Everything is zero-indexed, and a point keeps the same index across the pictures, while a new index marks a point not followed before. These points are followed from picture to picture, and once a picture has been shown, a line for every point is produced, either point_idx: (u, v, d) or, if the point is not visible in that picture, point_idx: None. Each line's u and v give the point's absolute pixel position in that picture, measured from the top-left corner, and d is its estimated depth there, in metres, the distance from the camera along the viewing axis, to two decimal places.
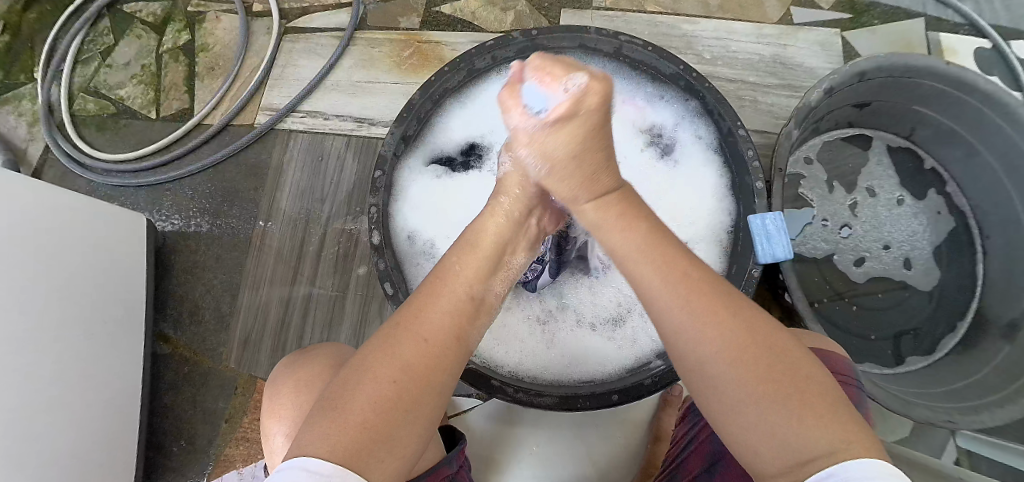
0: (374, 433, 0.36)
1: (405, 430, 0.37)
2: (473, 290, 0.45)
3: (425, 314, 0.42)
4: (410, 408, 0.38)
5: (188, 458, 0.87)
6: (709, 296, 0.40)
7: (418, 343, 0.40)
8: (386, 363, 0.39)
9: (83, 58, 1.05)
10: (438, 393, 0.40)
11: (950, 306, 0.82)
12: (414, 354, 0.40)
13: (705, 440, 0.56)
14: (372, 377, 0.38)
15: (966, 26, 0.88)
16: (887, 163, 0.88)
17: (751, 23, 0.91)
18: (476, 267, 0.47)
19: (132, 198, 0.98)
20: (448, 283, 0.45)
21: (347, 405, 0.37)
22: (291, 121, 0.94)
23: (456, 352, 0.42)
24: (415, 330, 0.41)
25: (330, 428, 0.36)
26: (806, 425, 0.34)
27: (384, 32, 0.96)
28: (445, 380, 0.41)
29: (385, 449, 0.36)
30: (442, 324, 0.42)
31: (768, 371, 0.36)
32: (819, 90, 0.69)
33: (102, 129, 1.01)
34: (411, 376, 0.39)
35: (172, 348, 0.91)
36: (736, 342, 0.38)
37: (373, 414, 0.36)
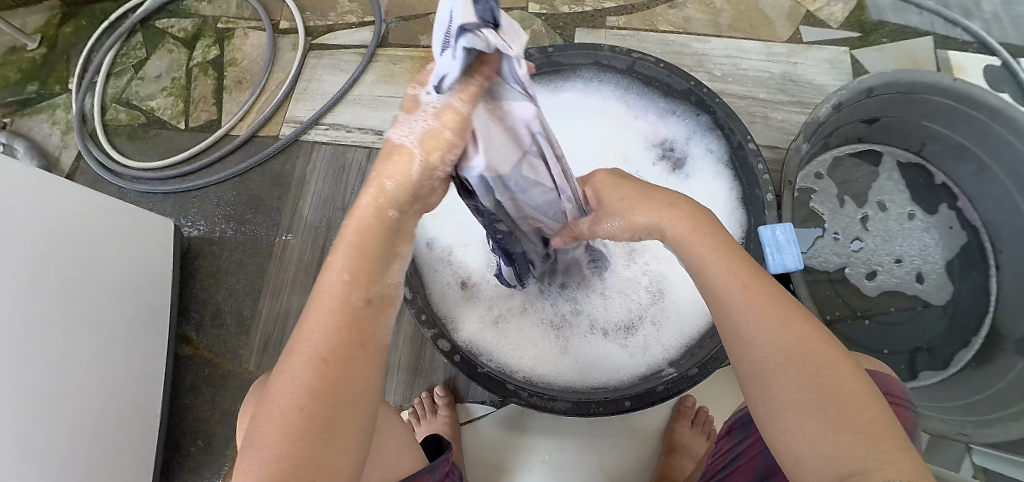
0: (297, 463, 0.34)
1: (331, 452, 0.35)
2: (358, 284, 0.39)
3: (310, 329, 0.37)
4: (327, 431, 0.35)
5: (205, 459, 0.90)
6: (768, 301, 0.40)
7: (314, 364, 0.36)
8: (290, 390, 0.36)
9: (116, 71, 1.09)
10: (355, 405, 0.37)
11: (963, 321, 0.83)
12: (311, 377, 0.36)
13: (754, 455, 0.54)
14: (281, 407, 0.35)
15: (975, 45, 0.90)
16: (898, 178, 0.89)
17: (762, 41, 0.93)
18: (359, 260, 0.39)
19: (159, 204, 1.02)
20: (327, 287, 0.38)
21: (261, 444, 0.35)
22: (314, 133, 0.98)
23: (366, 355, 0.38)
24: (305, 351, 0.37)
25: (255, 467, 0.34)
26: (849, 436, 0.33)
27: (405, 48, 1.00)
28: (358, 388, 0.37)
29: (320, 477, 0.34)
30: (330, 336, 0.37)
31: (820, 379, 0.36)
32: (827, 105, 0.71)
33: (132, 138, 1.06)
34: (314, 400, 0.35)
35: (194, 349, 0.94)
36: (790, 346, 0.37)
37: (286, 447, 0.34)
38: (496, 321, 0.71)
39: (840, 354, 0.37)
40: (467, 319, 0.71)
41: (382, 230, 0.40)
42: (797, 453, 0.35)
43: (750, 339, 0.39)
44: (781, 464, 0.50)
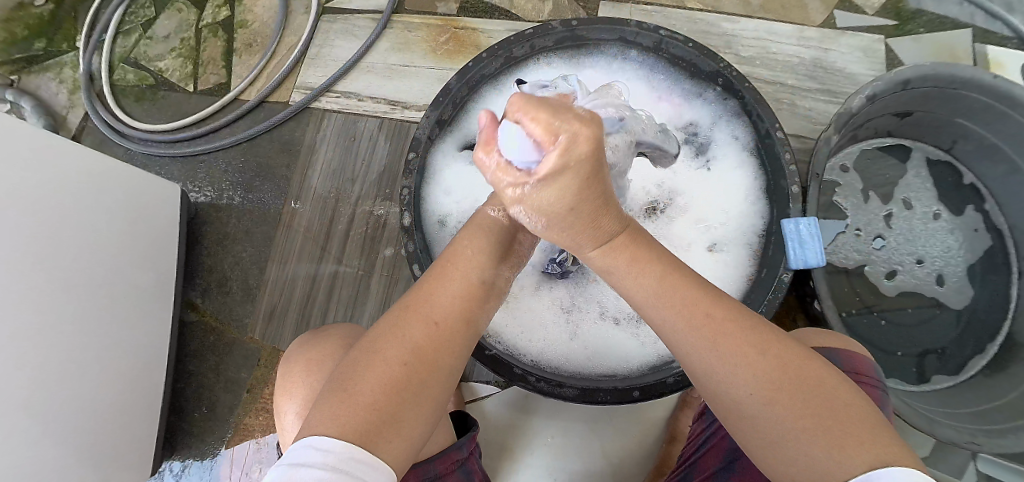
0: (382, 414, 0.38)
1: (410, 414, 0.39)
2: (485, 270, 0.46)
3: (434, 300, 0.43)
4: (416, 395, 0.39)
5: (209, 425, 0.89)
6: (741, 335, 0.40)
7: (426, 330, 0.41)
8: (395, 348, 0.40)
9: (125, 29, 1.07)
10: (443, 381, 0.41)
11: (980, 326, 0.80)
12: (422, 341, 0.41)
13: (723, 435, 0.57)
14: (382, 360, 0.39)
15: (1016, 40, 0.86)
16: (925, 176, 0.85)
17: (793, 24, 0.89)
18: (489, 250, 0.46)
19: (166, 168, 1.00)
20: (459, 265, 0.45)
21: (357, 388, 0.38)
22: (325, 101, 0.95)
23: (463, 332, 0.43)
24: (424, 315, 0.42)
25: (340, 408, 0.37)
26: (846, 455, 0.35)
27: (421, 16, 0.97)
28: (451, 368, 0.42)
29: (394, 431, 0.38)
30: (454, 311, 0.43)
31: (806, 406, 0.38)
32: (861, 96, 0.68)
33: (140, 99, 1.04)
34: (416, 361, 0.40)
35: (199, 316, 0.93)
36: (768, 382, 0.39)
37: (381, 396, 0.38)
38: (507, 301, 0.70)
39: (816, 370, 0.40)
40: None
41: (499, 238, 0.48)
42: (794, 471, 0.37)
43: (725, 376, 0.40)
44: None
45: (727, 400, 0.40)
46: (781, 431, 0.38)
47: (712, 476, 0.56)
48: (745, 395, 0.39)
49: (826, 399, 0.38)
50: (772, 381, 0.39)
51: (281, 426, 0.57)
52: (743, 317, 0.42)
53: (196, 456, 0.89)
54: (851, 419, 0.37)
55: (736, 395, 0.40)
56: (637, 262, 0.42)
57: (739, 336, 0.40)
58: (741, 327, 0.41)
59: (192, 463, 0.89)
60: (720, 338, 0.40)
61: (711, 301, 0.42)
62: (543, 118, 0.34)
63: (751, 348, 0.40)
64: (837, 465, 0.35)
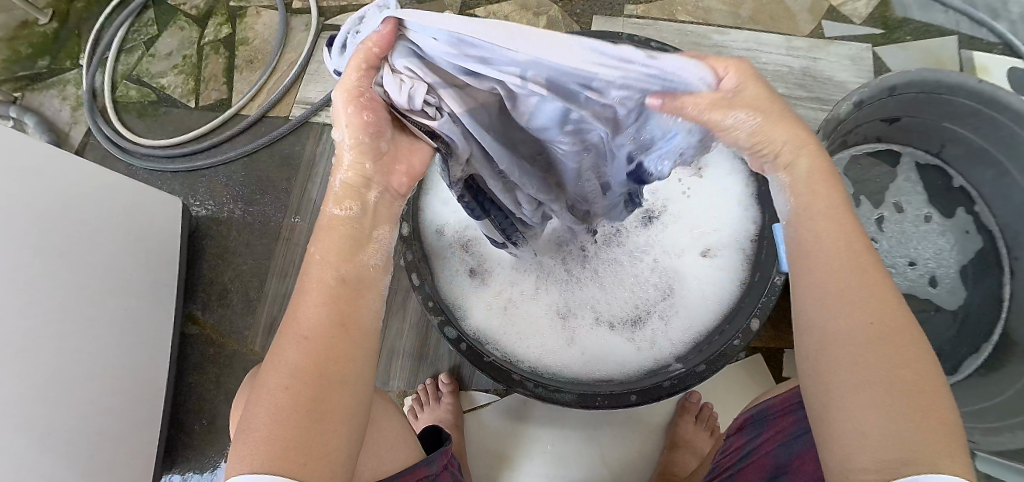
0: (293, 444, 0.35)
1: (324, 431, 0.36)
2: (337, 265, 0.41)
3: (300, 312, 0.39)
4: (318, 412, 0.36)
5: (209, 437, 0.90)
6: (878, 282, 0.37)
7: (301, 345, 0.37)
8: (279, 375, 0.37)
9: (127, 47, 1.09)
10: (343, 386, 0.38)
11: (974, 327, 0.81)
12: (301, 357, 0.37)
13: (765, 453, 0.55)
14: (272, 391, 0.36)
15: (1001, 46, 0.88)
16: (915, 180, 0.87)
17: (782, 35, 0.91)
18: (335, 246, 0.41)
19: (168, 182, 1.01)
20: (309, 272, 0.40)
21: (253, 424, 0.36)
22: (325, 115, 0.97)
23: (350, 334, 0.39)
24: (295, 332, 0.38)
25: (252, 451, 0.35)
26: (909, 428, 0.33)
27: None
28: (349, 370, 0.38)
29: (313, 452, 0.36)
30: (324, 316, 0.39)
31: (901, 369, 0.34)
32: (849, 102, 0.70)
33: (142, 115, 1.05)
34: (305, 381, 0.37)
35: (200, 329, 0.94)
36: (874, 330, 0.35)
37: (277, 425, 0.36)
38: (504, 308, 0.71)
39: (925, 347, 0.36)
40: (475, 307, 0.71)
41: (348, 223, 0.42)
42: (852, 432, 0.34)
43: (827, 314, 0.37)
44: (796, 466, 0.51)
45: (828, 333, 0.37)
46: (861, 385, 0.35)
47: None
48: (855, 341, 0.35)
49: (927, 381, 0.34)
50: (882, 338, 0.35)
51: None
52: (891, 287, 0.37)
53: (196, 468, 0.90)
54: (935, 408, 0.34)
55: (839, 333, 0.36)
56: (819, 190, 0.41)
57: (880, 296, 0.37)
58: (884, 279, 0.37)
59: (192, 476, 0.89)
60: (858, 277, 0.37)
61: (863, 247, 0.38)
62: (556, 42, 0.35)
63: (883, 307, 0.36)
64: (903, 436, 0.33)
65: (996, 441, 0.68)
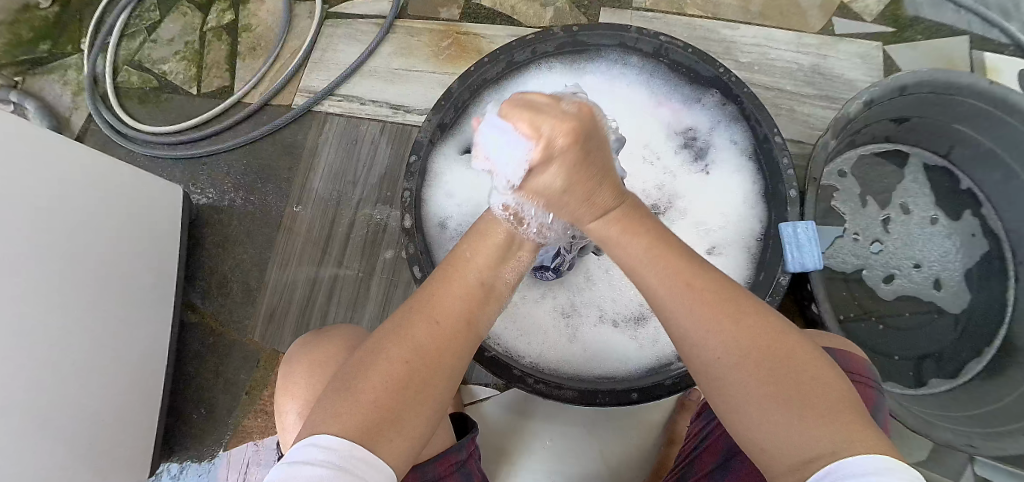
0: (387, 413, 0.38)
1: (413, 413, 0.39)
2: (485, 272, 0.47)
3: (438, 301, 0.44)
4: (420, 391, 0.40)
5: (208, 426, 0.90)
6: (715, 303, 0.41)
7: (428, 327, 0.42)
8: (401, 346, 0.41)
9: (129, 33, 1.08)
10: (448, 377, 0.42)
11: (977, 331, 0.81)
12: (426, 339, 0.41)
13: (718, 436, 0.57)
14: (386, 360, 0.40)
15: (1013, 47, 0.87)
16: (922, 181, 0.86)
17: (792, 32, 0.90)
18: (486, 252, 0.47)
19: (169, 170, 1.01)
20: (463, 269, 0.46)
21: (360, 388, 0.39)
22: (328, 104, 0.96)
23: (466, 334, 0.44)
24: (428, 315, 0.43)
25: (347, 407, 0.38)
26: (807, 426, 0.35)
27: (423, 21, 0.97)
28: (455, 363, 0.43)
29: (397, 430, 0.38)
30: (458, 311, 0.44)
31: (768, 375, 0.38)
32: (858, 101, 0.69)
33: (143, 102, 1.04)
34: (420, 360, 0.41)
35: (200, 317, 0.93)
36: (738, 348, 0.39)
37: (385, 394, 0.39)
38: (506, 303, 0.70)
39: (796, 344, 0.40)
40: None
41: (503, 236, 0.48)
42: (761, 438, 0.38)
43: (695, 344, 0.41)
44: (741, 447, 0.53)
45: (702, 364, 0.41)
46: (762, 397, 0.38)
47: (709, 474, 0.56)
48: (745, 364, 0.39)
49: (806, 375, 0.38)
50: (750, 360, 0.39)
51: (281, 429, 0.58)
52: (736, 303, 0.41)
53: (195, 457, 0.89)
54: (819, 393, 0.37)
55: (711, 361, 0.40)
56: (628, 231, 0.46)
57: (728, 318, 0.40)
58: (726, 295, 0.42)
59: (191, 464, 0.89)
60: (696, 303, 0.41)
61: (685, 275, 0.43)
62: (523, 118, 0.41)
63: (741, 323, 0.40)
64: (808, 434, 0.35)
65: (996, 446, 0.67)
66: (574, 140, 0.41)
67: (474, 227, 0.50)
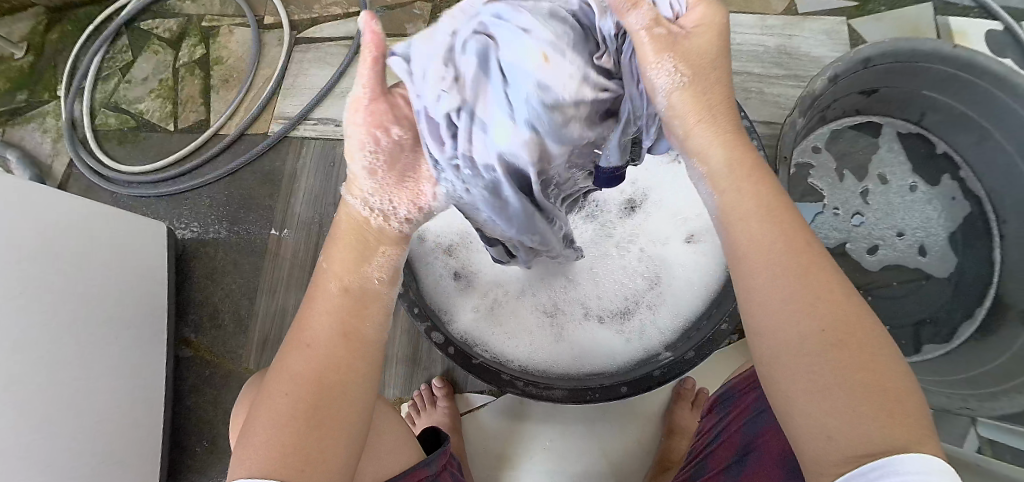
0: (293, 445, 0.36)
1: (322, 435, 0.37)
2: (345, 277, 0.43)
3: (309, 321, 0.41)
4: (327, 414, 0.37)
5: (211, 459, 0.90)
6: (800, 247, 0.36)
7: (307, 352, 0.39)
8: (282, 382, 0.38)
9: (103, 75, 1.08)
10: (351, 386, 0.39)
11: (966, 293, 0.81)
12: (306, 365, 0.38)
13: (735, 431, 0.57)
14: (274, 397, 0.38)
15: (976, 10, 0.87)
16: (898, 150, 0.87)
17: (755, 14, 0.91)
18: (348, 258, 0.43)
19: (153, 207, 1.01)
20: (320, 283, 0.42)
21: (260, 435, 0.37)
22: (304, 129, 0.97)
23: (358, 344, 0.40)
24: (301, 339, 0.40)
25: (253, 455, 0.36)
26: (857, 404, 0.31)
27: (391, 38, 0.98)
28: (352, 371, 0.40)
29: (312, 453, 0.36)
30: (330, 323, 0.40)
31: (839, 328, 0.33)
32: (823, 77, 0.69)
33: (122, 142, 1.05)
34: (309, 384, 0.38)
35: (193, 351, 0.93)
36: (808, 295, 0.34)
37: (286, 429, 0.36)
38: (491, 308, 0.71)
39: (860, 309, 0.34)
40: (461, 309, 0.70)
41: (352, 236, 0.44)
42: (799, 408, 0.33)
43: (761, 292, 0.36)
44: (763, 439, 0.53)
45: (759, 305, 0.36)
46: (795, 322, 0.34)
47: (725, 469, 0.56)
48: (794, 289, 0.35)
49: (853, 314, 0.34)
50: (815, 296, 0.34)
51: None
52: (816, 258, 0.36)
53: None
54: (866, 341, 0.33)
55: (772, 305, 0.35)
56: (739, 167, 0.41)
57: (802, 270, 0.35)
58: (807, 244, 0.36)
59: None
60: (783, 244, 0.36)
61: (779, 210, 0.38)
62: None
63: (813, 266, 0.35)
64: (852, 418, 0.31)
65: (993, 407, 0.68)
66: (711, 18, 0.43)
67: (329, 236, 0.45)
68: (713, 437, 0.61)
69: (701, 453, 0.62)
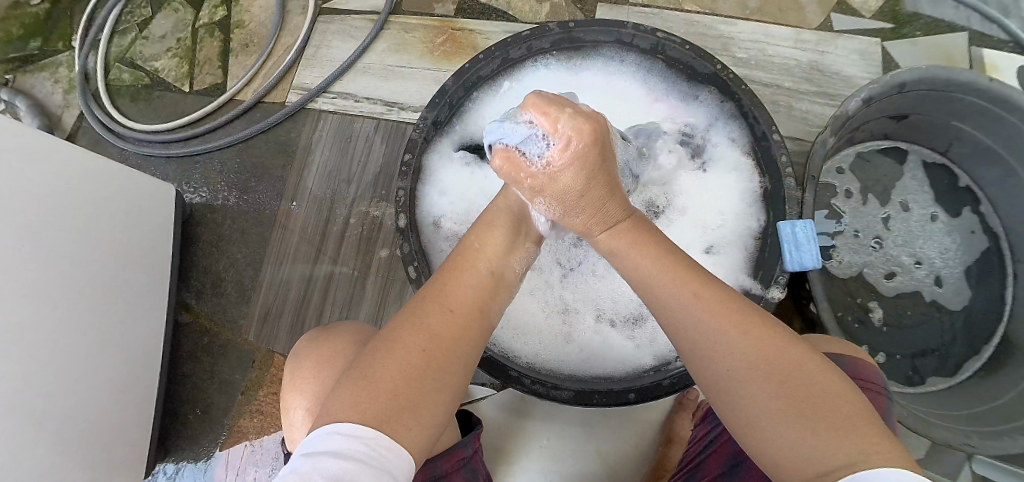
0: (406, 399, 0.38)
1: (431, 397, 0.39)
2: (492, 261, 0.50)
3: (451, 289, 0.46)
4: (439, 375, 0.40)
5: (202, 427, 0.89)
6: (729, 314, 0.42)
7: (441, 314, 0.43)
8: (415, 332, 0.41)
9: (120, 29, 1.06)
10: (464, 362, 0.43)
11: (975, 328, 0.81)
12: (441, 326, 0.42)
13: (726, 441, 0.57)
14: (403, 345, 0.40)
15: (1012, 44, 0.86)
16: (921, 178, 0.86)
17: (789, 27, 0.89)
18: (494, 244, 0.51)
19: (162, 168, 0.99)
20: (473, 259, 0.49)
21: (377, 375, 0.39)
22: (322, 101, 0.95)
23: (484, 323, 0.46)
24: (441, 303, 0.44)
25: (362, 395, 0.37)
26: (824, 440, 0.35)
27: (418, 17, 0.96)
28: (470, 351, 0.44)
29: (419, 415, 0.38)
30: (470, 297, 0.46)
31: (784, 386, 0.38)
32: (857, 99, 0.68)
33: (135, 100, 1.03)
34: (435, 345, 0.41)
35: (193, 317, 0.92)
36: (753, 361, 0.39)
37: (402, 383, 0.38)
38: None
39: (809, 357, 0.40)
40: None
41: (507, 224, 0.53)
42: (770, 459, 0.37)
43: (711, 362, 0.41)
44: None
45: (713, 382, 0.41)
46: (732, 379, 0.40)
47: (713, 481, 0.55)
48: (704, 336, 0.42)
49: (764, 331, 0.41)
50: (761, 358, 0.39)
51: (288, 417, 0.56)
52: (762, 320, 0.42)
53: (191, 457, 0.89)
54: (790, 352, 0.40)
55: (721, 378, 0.40)
56: (636, 244, 0.49)
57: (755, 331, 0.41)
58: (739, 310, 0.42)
59: (185, 466, 0.89)
60: (711, 313, 0.42)
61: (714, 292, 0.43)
62: (508, 161, 0.52)
63: (752, 325, 0.41)
64: (811, 454, 0.35)
65: (995, 445, 0.67)
66: (587, 136, 0.48)
67: (479, 219, 0.54)
68: (705, 445, 0.60)
69: (691, 460, 0.61)
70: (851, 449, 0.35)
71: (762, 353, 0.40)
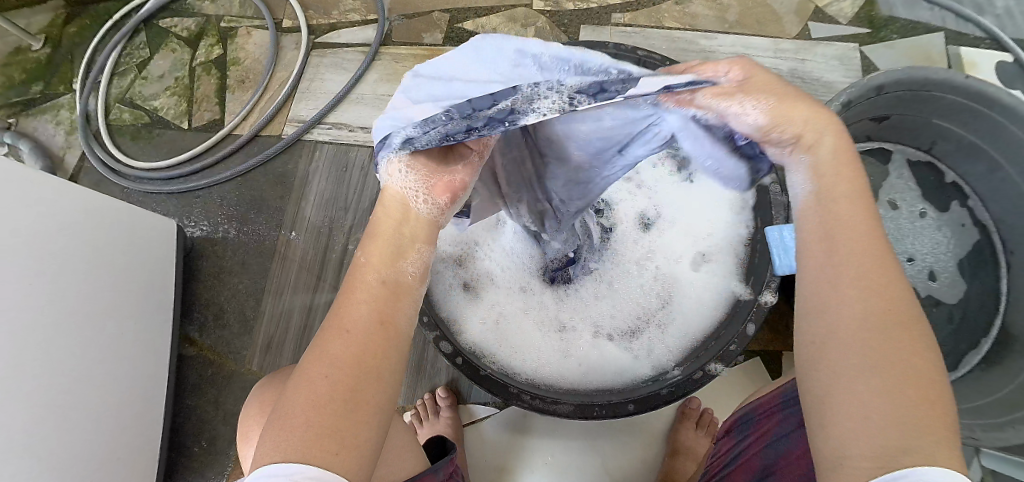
0: (323, 435, 0.34)
1: (350, 427, 0.35)
2: (383, 267, 0.39)
3: (343, 308, 0.38)
4: (353, 404, 0.35)
5: (208, 459, 0.89)
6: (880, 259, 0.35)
7: (340, 338, 0.36)
8: (316, 363, 0.36)
9: (119, 71, 1.09)
10: (383, 377, 0.37)
11: (972, 322, 0.82)
12: (342, 349, 0.36)
13: (753, 455, 0.57)
14: (307, 380, 0.35)
15: (988, 41, 0.88)
16: (908, 177, 0.88)
17: (769, 38, 0.92)
18: (380, 248, 0.40)
19: (163, 204, 1.01)
20: (358, 271, 0.39)
21: (289, 413, 0.35)
22: (318, 132, 0.98)
23: (388, 337, 0.37)
24: (335, 325, 0.37)
25: (280, 439, 0.34)
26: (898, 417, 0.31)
27: (408, 47, 0.99)
28: (387, 367, 0.37)
29: (343, 446, 0.34)
30: (365, 313, 0.37)
31: (894, 362, 0.32)
32: (837, 103, 0.70)
33: (136, 138, 1.05)
34: (341, 372, 0.35)
35: (197, 349, 0.93)
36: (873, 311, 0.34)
37: (313, 421, 0.34)
38: (497, 320, 0.71)
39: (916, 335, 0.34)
40: (471, 319, 0.70)
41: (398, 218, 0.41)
42: (844, 423, 0.32)
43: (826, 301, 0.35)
44: (780, 464, 0.53)
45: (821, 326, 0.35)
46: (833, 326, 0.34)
47: None
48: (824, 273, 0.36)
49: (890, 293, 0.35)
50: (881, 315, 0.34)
51: (248, 451, 0.58)
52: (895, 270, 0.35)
53: None
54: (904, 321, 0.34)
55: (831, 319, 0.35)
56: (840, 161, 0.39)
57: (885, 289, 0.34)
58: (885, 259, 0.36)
59: None
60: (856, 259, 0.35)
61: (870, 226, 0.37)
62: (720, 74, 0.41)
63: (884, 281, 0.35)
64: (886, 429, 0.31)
65: (996, 437, 0.67)
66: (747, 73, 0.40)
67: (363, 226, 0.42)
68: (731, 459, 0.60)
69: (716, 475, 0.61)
70: (926, 440, 0.31)
71: (882, 306, 0.34)
